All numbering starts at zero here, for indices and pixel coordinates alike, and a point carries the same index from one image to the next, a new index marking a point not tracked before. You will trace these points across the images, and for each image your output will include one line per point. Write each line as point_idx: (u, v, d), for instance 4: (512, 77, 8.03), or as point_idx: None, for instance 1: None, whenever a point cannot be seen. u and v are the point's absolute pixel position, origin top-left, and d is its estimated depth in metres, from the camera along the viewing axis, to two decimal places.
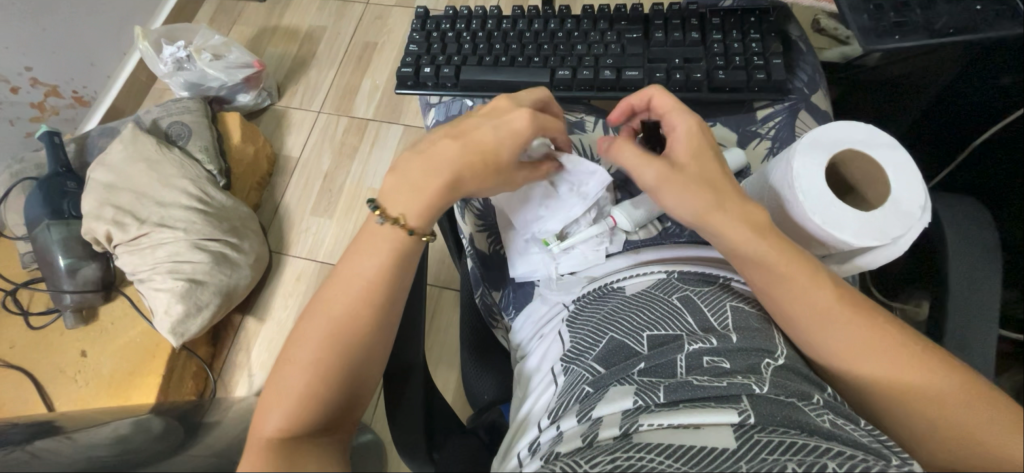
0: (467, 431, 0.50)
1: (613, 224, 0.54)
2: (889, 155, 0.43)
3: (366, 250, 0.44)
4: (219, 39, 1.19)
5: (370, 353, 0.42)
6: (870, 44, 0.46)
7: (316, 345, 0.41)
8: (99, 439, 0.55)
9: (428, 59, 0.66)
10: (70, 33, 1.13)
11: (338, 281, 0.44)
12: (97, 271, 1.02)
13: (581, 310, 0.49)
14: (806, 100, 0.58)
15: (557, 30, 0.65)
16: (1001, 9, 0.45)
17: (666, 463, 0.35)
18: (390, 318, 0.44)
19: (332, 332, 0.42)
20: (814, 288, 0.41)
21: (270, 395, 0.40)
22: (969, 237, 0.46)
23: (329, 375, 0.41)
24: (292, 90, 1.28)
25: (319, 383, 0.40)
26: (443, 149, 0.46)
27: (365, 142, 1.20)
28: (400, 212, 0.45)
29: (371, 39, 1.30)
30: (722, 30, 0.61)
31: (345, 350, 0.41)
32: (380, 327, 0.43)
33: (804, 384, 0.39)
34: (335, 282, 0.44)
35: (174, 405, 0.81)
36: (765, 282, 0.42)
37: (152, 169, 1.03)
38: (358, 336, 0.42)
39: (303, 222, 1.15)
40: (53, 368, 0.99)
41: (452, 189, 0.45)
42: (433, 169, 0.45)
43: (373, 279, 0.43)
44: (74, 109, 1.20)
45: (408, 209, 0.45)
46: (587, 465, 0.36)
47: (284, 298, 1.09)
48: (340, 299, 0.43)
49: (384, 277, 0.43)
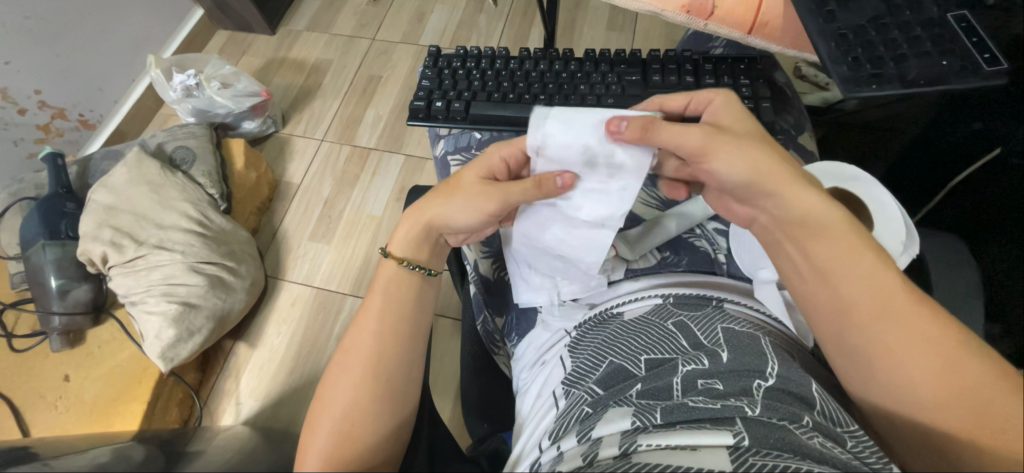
0: (467, 458, 0.48)
1: (614, 254, 0.56)
2: (868, 191, 0.47)
3: (393, 296, 0.49)
4: (229, 69, 1.23)
5: (402, 377, 0.46)
6: (850, 92, 0.48)
7: (352, 386, 0.44)
8: (79, 466, 0.53)
9: (439, 94, 0.69)
10: (82, 59, 1.16)
11: (365, 323, 0.47)
12: (89, 292, 1.00)
13: (582, 337, 0.50)
14: (794, 141, 0.63)
15: (561, 71, 0.69)
16: (965, 64, 0.47)
17: None
18: (411, 354, 0.47)
19: (366, 364, 0.45)
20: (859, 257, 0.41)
21: (310, 436, 0.42)
22: (950, 272, 0.49)
23: (364, 412, 0.43)
24: (297, 119, 1.31)
25: (354, 421, 0.43)
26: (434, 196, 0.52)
27: (366, 171, 1.23)
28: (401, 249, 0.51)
29: (376, 72, 1.35)
30: (715, 75, 0.65)
31: (386, 375, 0.45)
32: (403, 353, 0.46)
33: (798, 405, 0.38)
34: (359, 323, 0.47)
35: (157, 432, 0.79)
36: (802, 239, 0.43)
37: (154, 192, 1.03)
38: (388, 372, 0.45)
39: (301, 247, 1.16)
40: (33, 393, 0.96)
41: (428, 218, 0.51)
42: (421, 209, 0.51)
43: (398, 320, 0.48)
44: (79, 132, 1.21)
45: (405, 246, 0.51)
46: None
47: (277, 324, 1.08)
48: (368, 334, 0.46)
49: (409, 319, 0.48)
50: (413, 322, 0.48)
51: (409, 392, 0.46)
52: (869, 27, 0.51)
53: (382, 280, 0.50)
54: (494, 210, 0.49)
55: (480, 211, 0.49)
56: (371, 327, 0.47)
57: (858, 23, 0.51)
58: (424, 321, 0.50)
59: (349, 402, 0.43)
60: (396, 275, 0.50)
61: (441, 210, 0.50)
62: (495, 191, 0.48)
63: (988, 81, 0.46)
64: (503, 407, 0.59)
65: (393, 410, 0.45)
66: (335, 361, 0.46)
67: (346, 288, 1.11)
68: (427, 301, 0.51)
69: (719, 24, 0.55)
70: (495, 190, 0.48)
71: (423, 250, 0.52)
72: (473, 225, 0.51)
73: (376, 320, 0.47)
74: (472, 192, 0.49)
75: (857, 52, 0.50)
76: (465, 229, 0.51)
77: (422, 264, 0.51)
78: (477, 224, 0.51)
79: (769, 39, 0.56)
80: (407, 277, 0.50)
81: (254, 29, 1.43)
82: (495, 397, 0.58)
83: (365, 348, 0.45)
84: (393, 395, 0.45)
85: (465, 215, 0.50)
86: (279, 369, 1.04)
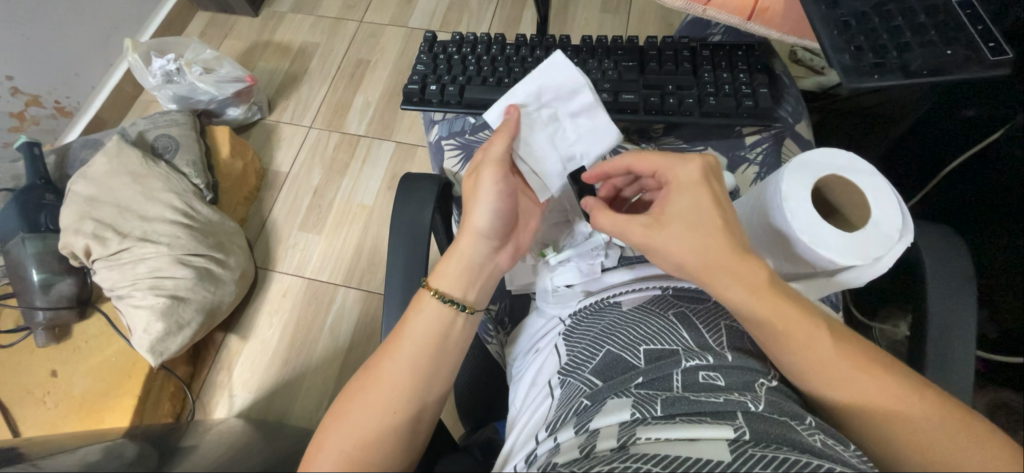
0: (460, 449, 0.49)
1: (609, 240, 0.57)
2: (869, 179, 0.46)
3: (434, 334, 0.44)
4: (210, 53, 1.18)
5: (418, 411, 0.43)
6: (852, 83, 0.47)
7: (371, 416, 0.41)
8: (66, 466, 0.52)
9: (433, 78, 0.67)
10: (55, 43, 1.11)
11: (399, 354, 0.43)
12: (73, 286, 0.98)
13: (577, 325, 0.50)
14: (791, 129, 0.62)
15: (557, 57, 0.67)
16: (970, 54, 0.46)
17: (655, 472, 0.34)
18: (438, 394, 0.44)
19: (396, 401, 0.42)
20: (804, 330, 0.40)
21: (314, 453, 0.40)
22: (944, 261, 0.49)
23: (376, 444, 0.40)
24: (283, 105, 1.27)
25: (364, 454, 0.39)
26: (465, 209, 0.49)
27: (356, 159, 1.20)
28: (443, 280, 0.46)
29: (364, 56, 1.31)
30: (713, 62, 0.63)
31: (409, 414, 0.42)
32: (430, 393, 0.44)
33: (796, 406, 0.39)
34: (395, 352, 0.44)
35: (150, 428, 0.78)
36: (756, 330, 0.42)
37: (137, 182, 1.00)
38: (410, 409, 0.42)
39: (291, 238, 1.14)
40: (20, 390, 0.94)
41: (461, 230, 0.47)
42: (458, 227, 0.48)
43: (436, 358, 0.44)
44: (55, 119, 1.17)
45: (444, 271, 0.47)
46: None
47: (269, 316, 1.07)
48: (404, 368, 0.43)
49: (446, 359, 0.45)
50: (447, 361, 0.45)
51: (425, 428, 0.44)
52: (872, 14, 0.49)
53: (415, 310, 0.45)
54: (495, 173, 0.47)
55: (491, 188, 0.46)
56: (409, 364, 0.43)
57: (860, 10, 0.50)
58: (460, 364, 0.46)
59: (363, 431, 0.40)
60: (441, 316, 0.45)
61: (463, 230, 0.47)
62: (482, 167, 0.47)
63: (991, 72, 0.45)
64: (496, 397, 0.59)
65: (408, 446, 0.42)
66: (362, 380, 0.43)
67: (338, 279, 1.09)
68: (467, 349, 0.46)
69: (718, 10, 0.54)
70: (483, 166, 0.47)
71: (468, 272, 0.47)
72: (501, 215, 0.47)
73: (415, 355, 0.43)
74: (472, 190, 0.48)
75: (860, 41, 0.48)
76: (497, 223, 0.47)
77: (458, 298, 0.46)
78: (500, 206, 0.47)
79: (769, 26, 0.55)
80: (452, 320, 0.45)
81: (235, 11, 1.38)
82: (489, 389, 0.58)
83: (398, 382, 0.42)
84: (409, 434, 0.42)
85: (485, 205, 0.46)
86: (273, 361, 1.04)
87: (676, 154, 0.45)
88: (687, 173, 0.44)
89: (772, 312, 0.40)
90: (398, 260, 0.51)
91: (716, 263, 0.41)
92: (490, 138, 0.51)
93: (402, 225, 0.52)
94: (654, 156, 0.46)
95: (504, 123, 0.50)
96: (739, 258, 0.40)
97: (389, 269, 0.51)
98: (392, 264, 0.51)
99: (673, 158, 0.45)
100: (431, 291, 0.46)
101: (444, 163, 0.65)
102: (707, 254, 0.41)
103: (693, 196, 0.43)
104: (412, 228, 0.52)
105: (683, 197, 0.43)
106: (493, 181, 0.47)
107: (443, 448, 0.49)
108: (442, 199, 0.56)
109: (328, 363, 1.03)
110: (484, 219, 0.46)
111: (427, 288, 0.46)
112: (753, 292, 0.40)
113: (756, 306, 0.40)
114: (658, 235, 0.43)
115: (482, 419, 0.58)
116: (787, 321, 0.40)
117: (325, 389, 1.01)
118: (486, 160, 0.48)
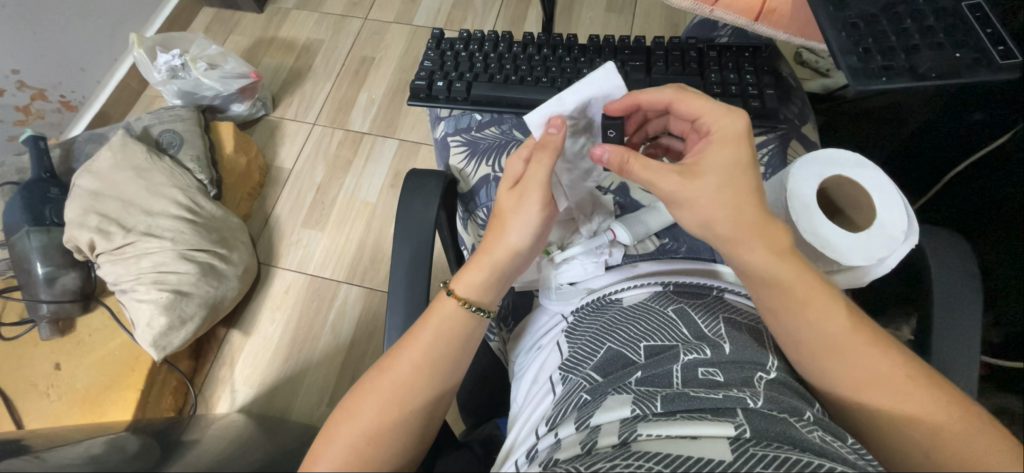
0: (462, 445, 0.50)
1: (613, 238, 0.57)
2: (873, 179, 0.46)
3: (442, 333, 0.44)
4: (216, 49, 1.19)
5: (426, 413, 0.43)
6: (860, 86, 0.47)
7: (376, 411, 0.41)
8: (69, 458, 0.52)
9: (441, 74, 0.67)
10: (61, 37, 1.11)
11: (405, 350, 0.44)
12: (77, 280, 0.99)
13: (579, 322, 0.50)
14: (797, 130, 0.62)
15: (564, 56, 0.67)
16: (978, 58, 0.46)
17: (656, 469, 0.34)
18: (443, 392, 0.44)
19: (396, 394, 0.42)
20: (824, 322, 0.41)
21: (317, 447, 0.40)
22: (950, 264, 0.49)
23: (380, 440, 0.40)
24: (287, 102, 1.27)
25: (366, 449, 0.39)
26: (498, 216, 0.47)
27: (360, 156, 1.20)
28: (476, 294, 0.46)
29: (369, 53, 1.31)
30: (719, 63, 0.63)
31: (413, 410, 0.42)
32: (441, 389, 0.44)
33: (796, 401, 0.39)
34: (401, 348, 0.44)
35: (152, 422, 0.78)
36: (782, 314, 0.42)
37: (141, 177, 1.00)
38: (416, 405, 0.42)
39: (294, 234, 1.14)
40: (24, 382, 0.94)
41: (498, 245, 0.46)
42: (489, 236, 0.47)
43: (439, 352, 0.44)
44: (60, 113, 1.17)
45: (478, 285, 0.46)
46: (587, 470, 0.35)
47: (271, 311, 1.07)
48: (408, 363, 0.43)
49: (450, 353, 0.44)
50: (454, 357, 0.45)
51: (429, 427, 0.44)
52: (881, 16, 0.49)
53: (435, 317, 0.45)
54: (543, 197, 0.45)
55: (536, 212, 0.45)
56: (413, 359, 0.43)
57: (870, 12, 0.49)
58: (464, 361, 0.46)
59: (366, 426, 0.40)
60: (452, 316, 0.45)
61: (500, 245, 0.46)
62: (528, 187, 0.45)
63: (1000, 76, 0.45)
64: (498, 394, 0.59)
65: (413, 443, 0.42)
66: (368, 377, 0.43)
67: (341, 275, 1.10)
68: (472, 345, 0.46)
69: (725, 11, 0.53)
70: (528, 187, 0.45)
71: (498, 287, 0.47)
72: (539, 237, 0.47)
73: (419, 349, 0.44)
74: (513, 206, 0.46)
75: (868, 43, 0.48)
76: (535, 244, 0.47)
77: (484, 307, 0.47)
78: (541, 230, 0.46)
79: (776, 27, 0.54)
80: (464, 320, 0.46)
81: (240, 7, 1.38)
82: (491, 386, 0.58)
83: (403, 377, 0.42)
84: (413, 432, 0.42)
85: (526, 229, 0.45)
86: (275, 357, 1.04)
87: (718, 103, 0.44)
88: (726, 121, 0.43)
89: (790, 277, 0.41)
90: (402, 257, 0.51)
91: (740, 225, 0.41)
92: (530, 147, 0.48)
93: (407, 221, 0.52)
94: (699, 100, 0.45)
95: (550, 137, 0.47)
96: (768, 223, 0.42)
97: (392, 264, 0.51)
98: (397, 260, 0.51)
99: (707, 100, 0.45)
100: (465, 305, 0.46)
101: (449, 160, 0.65)
102: (737, 219, 0.41)
103: (728, 147, 0.42)
104: (416, 224, 0.52)
105: (722, 147, 0.42)
106: (540, 205, 0.45)
107: (446, 444, 0.49)
108: (447, 195, 0.56)
109: (330, 359, 1.04)
110: (526, 241, 0.46)
111: (460, 302, 0.46)
112: (774, 254, 0.42)
113: (771, 269, 0.42)
114: (688, 182, 0.42)
115: (483, 416, 0.58)
116: (801, 288, 0.41)
117: (327, 385, 1.02)
118: (531, 180, 0.45)
